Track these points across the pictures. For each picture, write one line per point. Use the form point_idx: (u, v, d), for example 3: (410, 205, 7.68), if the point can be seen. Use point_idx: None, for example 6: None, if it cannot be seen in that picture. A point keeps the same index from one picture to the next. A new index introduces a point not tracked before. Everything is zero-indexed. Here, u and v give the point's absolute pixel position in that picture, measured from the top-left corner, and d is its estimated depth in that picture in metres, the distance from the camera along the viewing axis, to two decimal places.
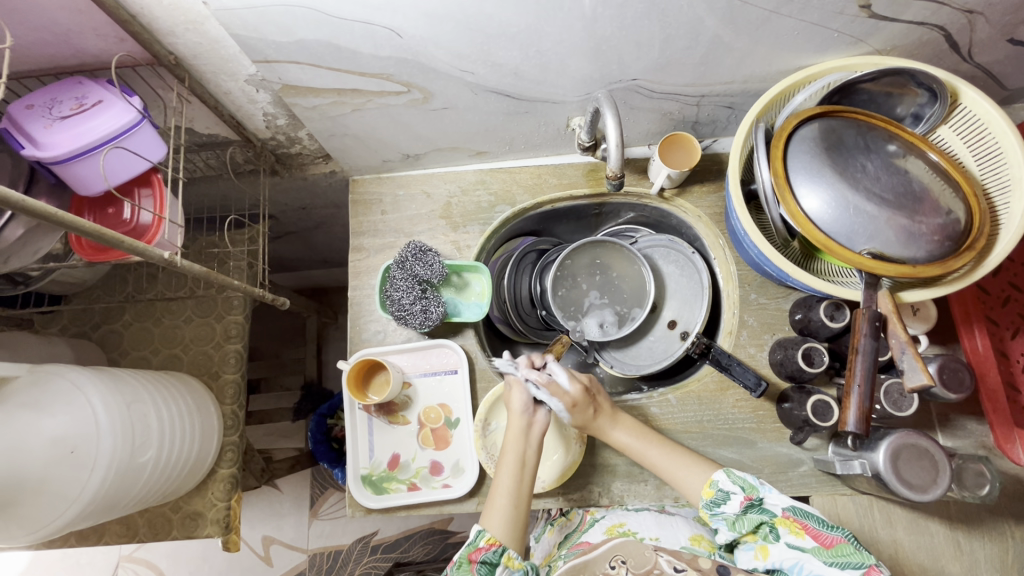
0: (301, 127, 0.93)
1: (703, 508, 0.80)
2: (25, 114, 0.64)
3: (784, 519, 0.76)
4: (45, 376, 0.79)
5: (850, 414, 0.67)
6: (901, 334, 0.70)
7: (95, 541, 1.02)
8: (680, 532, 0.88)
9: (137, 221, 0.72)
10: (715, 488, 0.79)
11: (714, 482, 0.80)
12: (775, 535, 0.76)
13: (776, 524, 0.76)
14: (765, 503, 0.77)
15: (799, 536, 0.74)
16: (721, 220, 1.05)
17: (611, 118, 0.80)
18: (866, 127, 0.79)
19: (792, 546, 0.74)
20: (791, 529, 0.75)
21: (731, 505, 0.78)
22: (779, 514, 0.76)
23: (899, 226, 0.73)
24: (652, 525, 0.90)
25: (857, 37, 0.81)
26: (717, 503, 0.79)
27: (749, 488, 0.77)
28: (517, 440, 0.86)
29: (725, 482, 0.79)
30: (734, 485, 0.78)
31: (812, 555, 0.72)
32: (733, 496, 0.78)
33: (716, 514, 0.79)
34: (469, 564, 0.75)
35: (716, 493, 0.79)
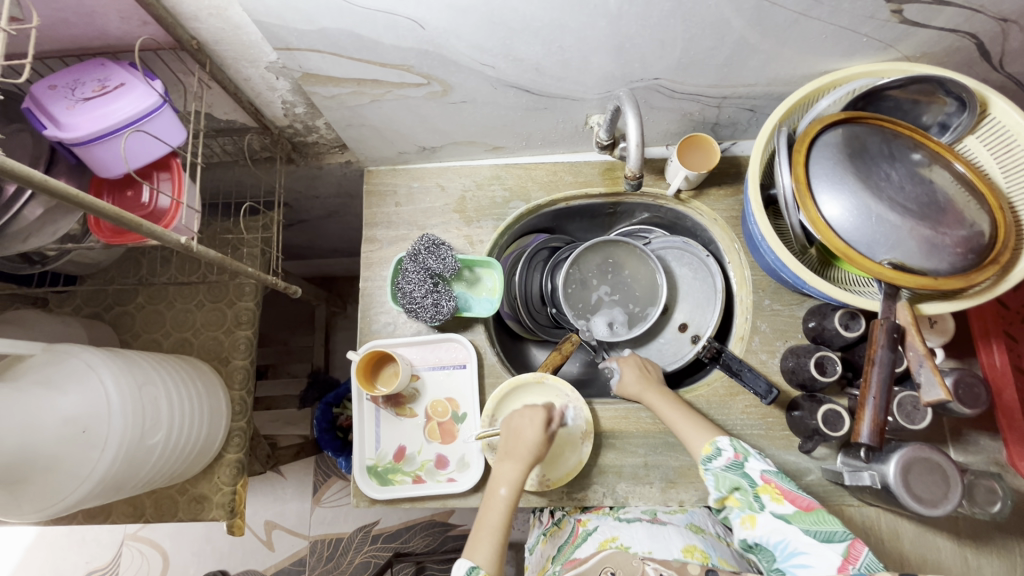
0: (319, 116, 0.93)
1: (700, 465, 0.82)
2: (48, 94, 0.64)
3: (766, 487, 0.76)
4: (61, 355, 0.79)
5: (864, 426, 0.66)
6: (919, 346, 0.68)
7: (102, 519, 1.03)
8: (673, 544, 0.83)
9: (154, 205, 0.72)
10: (712, 445, 0.82)
11: (713, 440, 0.83)
12: (759, 503, 0.76)
13: (759, 492, 0.76)
14: (748, 466, 0.79)
15: (781, 502, 0.75)
16: (738, 223, 1.04)
17: (632, 117, 0.79)
18: (891, 134, 0.78)
19: (776, 516, 0.74)
20: (773, 497, 0.75)
21: (721, 460, 0.81)
22: (761, 482, 0.77)
23: (922, 237, 0.72)
24: (645, 538, 0.85)
25: (886, 42, 0.80)
26: (712, 458, 0.81)
27: (740, 449, 0.81)
28: (517, 467, 0.82)
29: (722, 441, 0.82)
30: (728, 444, 0.82)
31: (795, 526, 0.72)
32: (724, 453, 0.81)
33: (709, 469, 0.81)
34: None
35: (711, 449, 0.82)
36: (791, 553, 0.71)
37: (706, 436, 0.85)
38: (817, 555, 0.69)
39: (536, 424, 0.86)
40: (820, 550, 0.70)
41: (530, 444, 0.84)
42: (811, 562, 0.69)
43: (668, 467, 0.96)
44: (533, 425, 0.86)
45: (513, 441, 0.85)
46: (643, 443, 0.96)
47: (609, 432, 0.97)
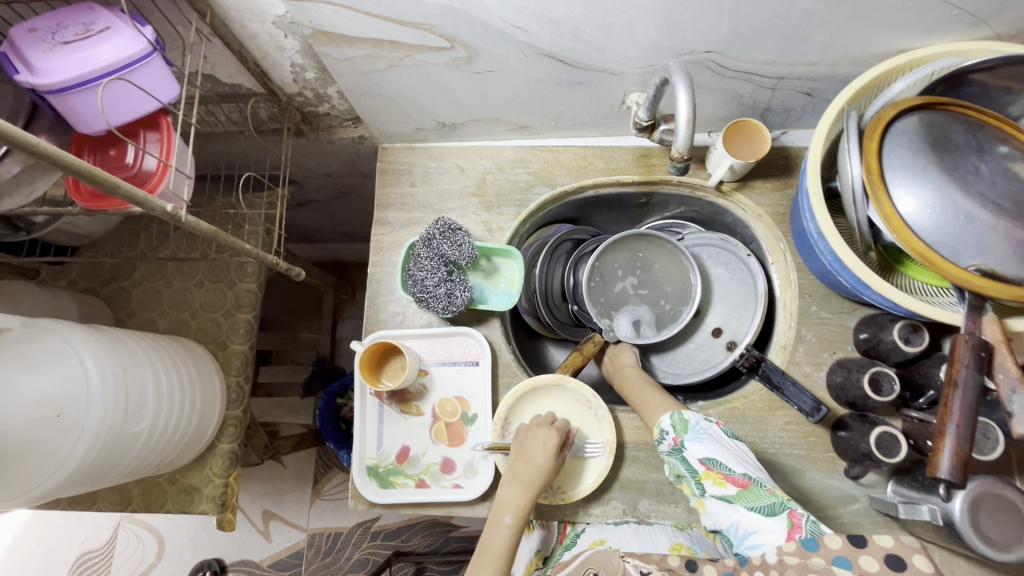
0: (332, 83, 0.85)
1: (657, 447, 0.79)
2: (25, 37, 0.56)
3: (706, 472, 0.70)
4: (39, 331, 0.73)
5: (944, 459, 0.56)
6: (1012, 369, 0.59)
7: (88, 506, 0.97)
8: (661, 542, 0.78)
9: (140, 167, 0.65)
10: (658, 427, 0.79)
11: (657, 422, 0.79)
12: (700, 488, 0.71)
13: (701, 479, 0.71)
14: (687, 450, 0.73)
15: (722, 486, 0.69)
16: (785, 221, 0.94)
17: (682, 92, 0.70)
18: (977, 123, 0.68)
19: (720, 499, 0.68)
20: (715, 482, 0.69)
21: (665, 445, 0.77)
22: (700, 468, 0.71)
23: (1017, 241, 0.62)
24: (632, 540, 0.79)
25: (978, 17, 0.69)
26: (661, 442, 0.78)
27: (679, 431, 0.75)
28: (522, 491, 0.73)
29: (665, 421, 0.78)
30: (670, 425, 0.77)
31: (739, 507, 0.67)
32: (667, 435, 0.76)
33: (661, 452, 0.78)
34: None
35: (658, 432, 0.78)
36: (743, 535, 0.66)
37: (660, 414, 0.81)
38: (766, 533, 0.64)
39: (544, 446, 0.77)
40: (766, 527, 0.65)
41: (536, 468, 0.75)
42: (763, 541, 0.65)
43: None
44: (541, 445, 0.77)
45: (518, 463, 0.77)
46: None
47: (632, 443, 0.89)
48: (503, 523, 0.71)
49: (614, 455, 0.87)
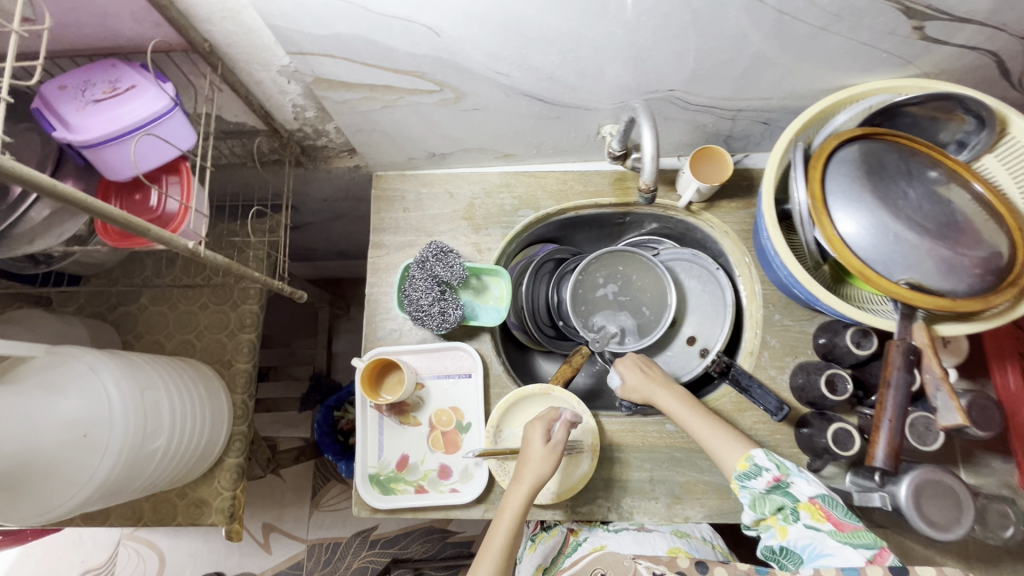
0: (330, 120, 0.92)
1: (735, 479, 0.79)
2: (57, 94, 0.63)
3: (808, 504, 0.73)
4: (63, 358, 0.79)
5: (879, 450, 0.66)
6: (936, 369, 0.67)
7: (101, 521, 1.02)
8: (658, 547, 0.89)
9: (163, 210, 0.71)
10: (750, 461, 0.78)
11: (750, 456, 0.79)
12: (794, 515, 0.73)
13: (799, 508, 0.73)
14: (791, 486, 0.75)
15: (818, 518, 0.71)
16: (749, 237, 1.03)
17: (647, 129, 0.78)
18: (909, 152, 0.77)
19: (809, 528, 0.72)
20: (812, 513, 0.72)
21: (761, 481, 0.77)
22: (804, 499, 0.73)
23: (939, 257, 0.71)
24: (630, 544, 0.90)
25: (905, 59, 0.78)
26: (751, 476, 0.78)
27: (782, 469, 0.76)
28: (522, 493, 0.79)
29: (761, 458, 0.78)
30: (769, 463, 0.77)
31: (827, 537, 0.70)
32: (765, 472, 0.77)
33: (746, 486, 0.78)
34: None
35: (749, 466, 0.78)
36: (817, 556, 0.70)
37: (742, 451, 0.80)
38: (842, 559, 0.68)
39: (540, 444, 0.84)
40: (845, 556, 0.67)
41: (535, 466, 0.81)
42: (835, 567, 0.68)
43: (675, 482, 0.94)
44: (539, 444, 0.83)
45: (523, 463, 0.83)
46: (649, 457, 0.95)
47: (615, 445, 0.96)
48: (506, 519, 0.77)
49: (597, 456, 0.94)
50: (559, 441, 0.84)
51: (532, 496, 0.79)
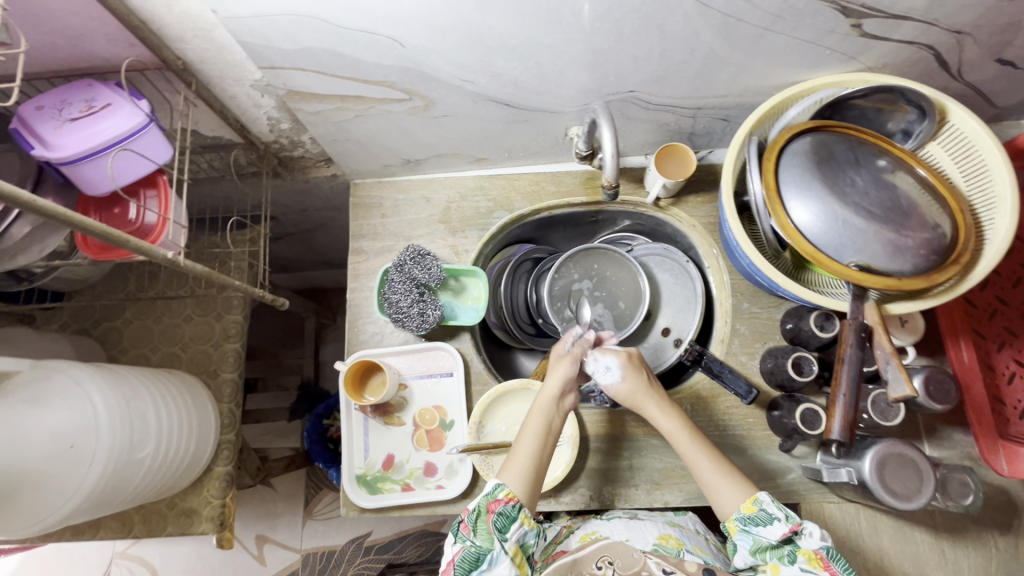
0: (305, 131, 0.95)
1: (735, 521, 0.75)
2: (35, 114, 0.65)
3: (810, 553, 0.70)
4: (48, 371, 0.80)
5: (835, 422, 0.72)
6: (887, 345, 0.73)
7: (91, 535, 1.02)
8: (649, 532, 0.88)
9: (141, 222, 0.73)
10: (757, 506, 0.73)
11: (758, 501, 0.74)
12: (791, 558, 0.71)
13: (798, 553, 0.71)
14: (800, 536, 0.71)
15: (817, 568, 0.69)
16: (715, 229, 1.07)
17: (607, 129, 0.82)
18: (856, 142, 0.81)
19: (805, 573, 0.70)
20: (811, 561, 0.70)
21: (770, 530, 0.72)
22: (807, 547, 0.71)
23: (886, 240, 0.75)
24: (622, 529, 0.89)
25: (849, 55, 0.83)
26: (757, 523, 0.73)
27: (792, 519, 0.72)
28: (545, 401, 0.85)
29: (770, 505, 0.73)
30: (779, 512, 0.72)
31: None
32: (776, 522, 0.72)
33: (749, 531, 0.74)
34: (486, 513, 0.73)
35: (754, 510, 0.73)
36: None
37: (747, 493, 0.76)
38: None
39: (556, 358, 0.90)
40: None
41: (555, 374, 0.87)
42: None
43: (653, 468, 0.98)
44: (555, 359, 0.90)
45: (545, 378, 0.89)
46: (628, 445, 0.98)
47: (595, 435, 0.99)
48: (529, 425, 0.82)
49: (577, 448, 0.97)
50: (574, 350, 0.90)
51: (555, 401, 0.85)
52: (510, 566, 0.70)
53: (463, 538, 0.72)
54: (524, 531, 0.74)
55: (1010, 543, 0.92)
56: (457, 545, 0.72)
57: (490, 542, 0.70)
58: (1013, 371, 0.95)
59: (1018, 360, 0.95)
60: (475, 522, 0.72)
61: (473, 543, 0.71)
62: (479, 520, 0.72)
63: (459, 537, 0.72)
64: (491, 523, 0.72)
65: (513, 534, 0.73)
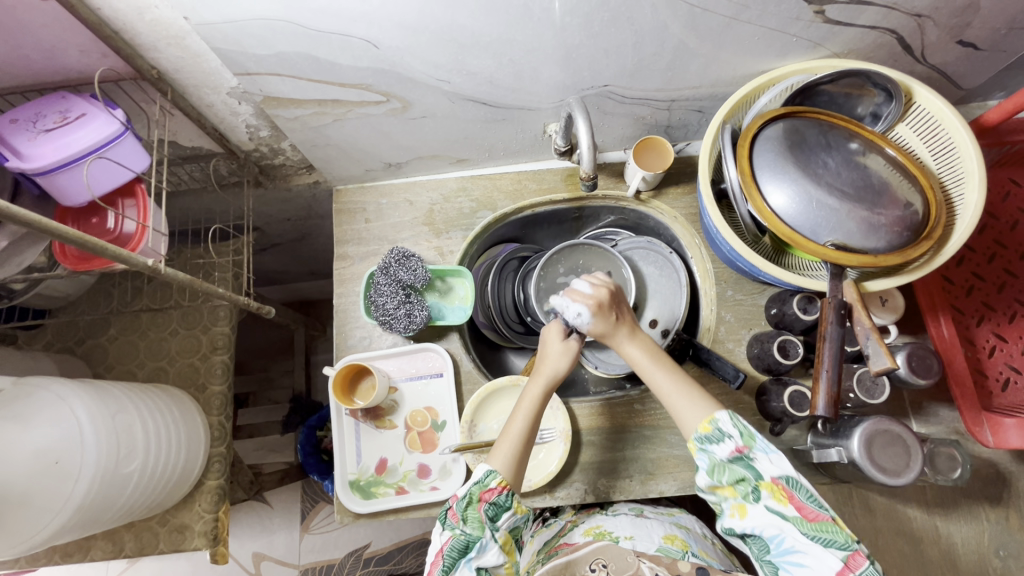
0: (284, 138, 0.95)
1: (695, 441, 0.73)
2: (9, 128, 0.66)
3: (771, 483, 0.68)
4: (30, 389, 0.79)
5: (819, 398, 0.73)
6: (865, 321, 0.74)
7: (81, 557, 1.00)
8: (654, 532, 0.87)
9: (120, 231, 0.73)
10: (713, 425, 0.73)
11: (714, 420, 0.73)
12: (756, 495, 0.69)
13: (760, 486, 0.69)
14: (754, 461, 0.69)
15: (782, 503, 0.67)
16: (697, 220, 1.09)
17: (584, 123, 0.83)
18: (827, 126, 0.83)
19: (772, 511, 0.68)
20: (774, 494, 0.68)
21: (722, 449, 0.71)
22: (767, 478, 0.68)
23: (860, 218, 0.77)
24: (627, 526, 0.89)
25: (815, 41, 0.85)
26: (712, 441, 0.72)
27: (746, 441, 0.70)
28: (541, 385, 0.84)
29: (725, 423, 0.72)
30: (733, 430, 0.71)
31: (793, 526, 0.67)
32: (729, 441, 0.71)
33: (706, 450, 0.72)
34: (478, 502, 0.72)
35: (711, 430, 0.72)
36: (786, 548, 0.67)
37: (705, 411, 0.75)
38: (813, 557, 0.66)
39: (557, 340, 0.88)
40: (817, 554, 0.66)
41: (555, 361, 0.86)
42: (806, 562, 0.66)
43: (647, 459, 0.98)
44: (556, 343, 0.87)
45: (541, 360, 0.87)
46: (621, 437, 0.99)
47: (587, 429, 0.99)
48: (523, 409, 0.82)
49: (571, 442, 0.97)
50: (574, 338, 0.88)
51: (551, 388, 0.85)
52: (498, 553, 0.71)
53: (452, 526, 0.72)
54: (515, 518, 0.75)
55: (1001, 515, 0.93)
56: (446, 534, 0.72)
57: (481, 530, 0.70)
58: (993, 344, 0.97)
59: (996, 333, 0.98)
60: (465, 511, 0.72)
61: (462, 531, 0.71)
62: (469, 508, 0.72)
63: (448, 526, 0.72)
64: (482, 512, 0.72)
65: (503, 522, 0.73)
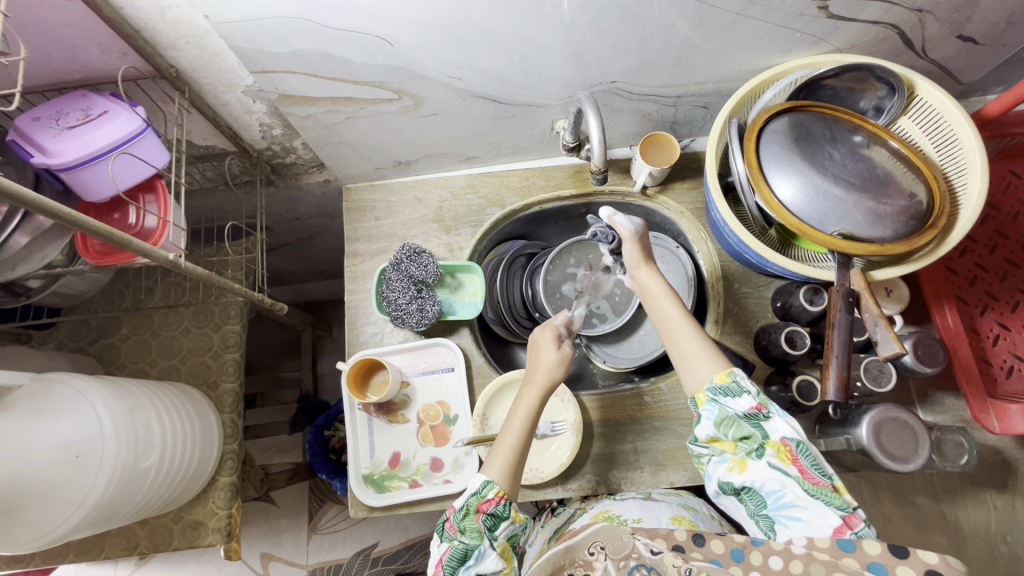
0: (297, 137, 0.97)
1: (706, 393, 0.73)
2: (32, 125, 0.67)
3: (776, 442, 0.68)
4: (49, 384, 0.80)
5: (830, 384, 0.75)
6: (874, 309, 0.76)
7: (96, 555, 1.01)
8: (662, 513, 0.88)
9: (142, 225, 0.75)
10: (731, 378, 0.72)
11: (732, 372, 0.72)
12: (760, 453, 0.68)
13: (766, 445, 0.68)
14: (766, 421, 0.69)
15: (785, 461, 0.67)
16: (703, 214, 1.10)
17: (594, 118, 0.84)
18: (831, 119, 0.84)
19: (773, 468, 0.67)
20: (779, 454, 0.67)
21: (739, 403, 0.70)
22: (774, 437, 0.68)
23: (866, 208, 0.78)
24: (635, 509, 0.89)
25: (819, 36, 0.86)
26: (728, 393, 0.71)
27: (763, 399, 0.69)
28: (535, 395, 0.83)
29: (743, 377, 0.71)
30: (751, 386, 0.71)
31: (795, 483, 0.66)
32: (746, 395, 0.70)
33: (718, 402, 0.71)
34: (474, 513, 0.72)
35: (728, 381, 0.72)
36: (783, 504, 0.67)
37: (720, 365, 0.75)
38: (812, 512, 0.65)
39: (550, 347, 0.87)
40: (816, 510, 0.65)
41: (545, 368, 0.85)
42: (803, 517, 0.66)
43: (657, 450, 0.99)
44: (551, 351, 0.86)
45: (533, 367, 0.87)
46: (631, 429, 1.00)
47: (597, 421, 1.00)
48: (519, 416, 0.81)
49: (582, 435, 0.98)
50: (568, 347, 0.88)
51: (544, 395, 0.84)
52: (496, 559, 0.70)
53: (450, 538, 0.72)
54: (514, 526, 0.74)
55: (1008, 501, 0.94)
56: (445, 545, 0.72)
57: (479, 537, 0.70)
58: (997, 333, 0.99)
59: (1000, 322, 0.99)
60: (462, 521, 0.72)
61: (460, 541, 0.71)
62: (465, 518, 0.72)
63: (446, 537, 0.72)
64: (481, 521, 0.72)
65: (502, 531, 0.72)
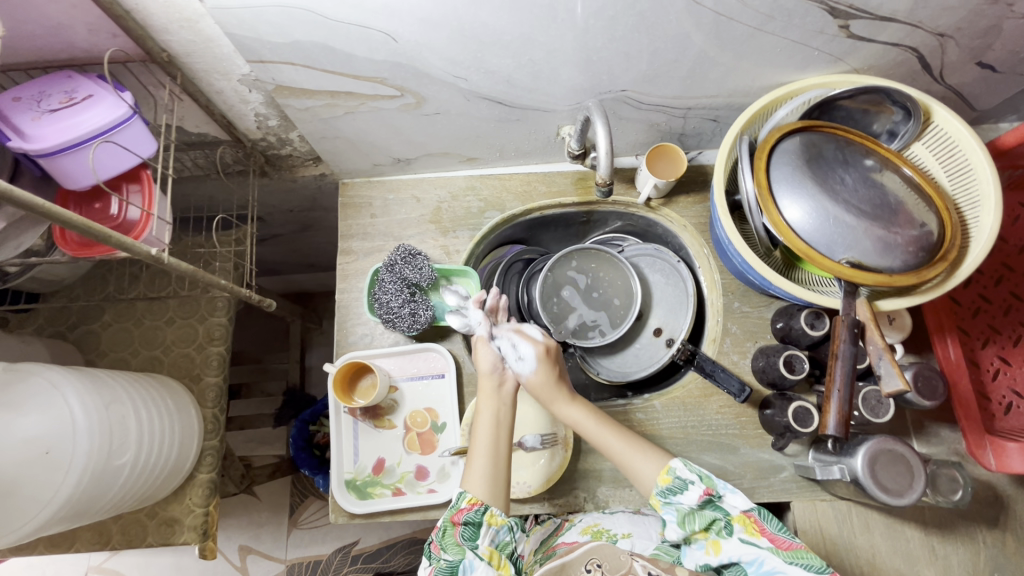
0: (293, 129, 0.93)
1: (657, 496, 0.76)
2: (12, 106, 0.64)
3: (740, 516, 0.72)
4: (23, 375, 0.78)
5: (830, 417, 0.73)
6: (878, 340, 0.74)
7: (66, 548, 0.98)
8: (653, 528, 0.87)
9: (125, 217, 0.72)
10: (672, 475, 0.75)
11: (672, 470, 0.75)
12: (729, 530, 0.72)
13: (732, 521, 0.72)
14: (722, 500, 0.73)
15: (754, 534, 0.71)
16: (706, 230, 1.08)
17: (601, 127, 0.81)
18: (845, 142, 0.82)
19: (747, 543, 0.71)
20: (747, 527, 0.72)
21: (689, 496, 0.73)
22: (736, 512, 0.73)
23: (877, 237, 0.76)
24: (625, 523, 0.88)
25: (836, 56, 0.84)
26: (675, 491, 0.74)
27: (709, 481, 0.73)
28: (491, 402, 0.83)
29: (683, 470, 0.75)
30: (693, 475, 0.74)
31: (772, 554, 0.69)
32: (692, 486, 0.74)
33: (672, 502, 0.74)
34: (452, 527, 0.71)
35: (672, 479, 0.75)
36: (768, 570, 0.69)
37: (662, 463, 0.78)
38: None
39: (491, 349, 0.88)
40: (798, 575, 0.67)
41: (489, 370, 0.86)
42: None
43: None
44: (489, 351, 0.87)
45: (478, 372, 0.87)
46: None
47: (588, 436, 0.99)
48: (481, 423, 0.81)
49: (571, 449, 0.95)
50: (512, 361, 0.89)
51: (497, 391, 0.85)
52: (488, 568, 0.68)
53: (435, 559, 0.70)
54: (495, 531, 0.72)
55: (997, 537, 0.93)
56: (430, 567, 0.69)
57: (461, 553, 0.69)
58: (997, 367, 0.98)
59: (1000, 355, 0.98)
60: (442, 539, 0.71)
61: (444, 560, 0.69)
62: (445, 536, 0.71)
63: (431, 559, 0.70)
64: (459, 535, 0.71)
65: (484, 538, 0.71)
